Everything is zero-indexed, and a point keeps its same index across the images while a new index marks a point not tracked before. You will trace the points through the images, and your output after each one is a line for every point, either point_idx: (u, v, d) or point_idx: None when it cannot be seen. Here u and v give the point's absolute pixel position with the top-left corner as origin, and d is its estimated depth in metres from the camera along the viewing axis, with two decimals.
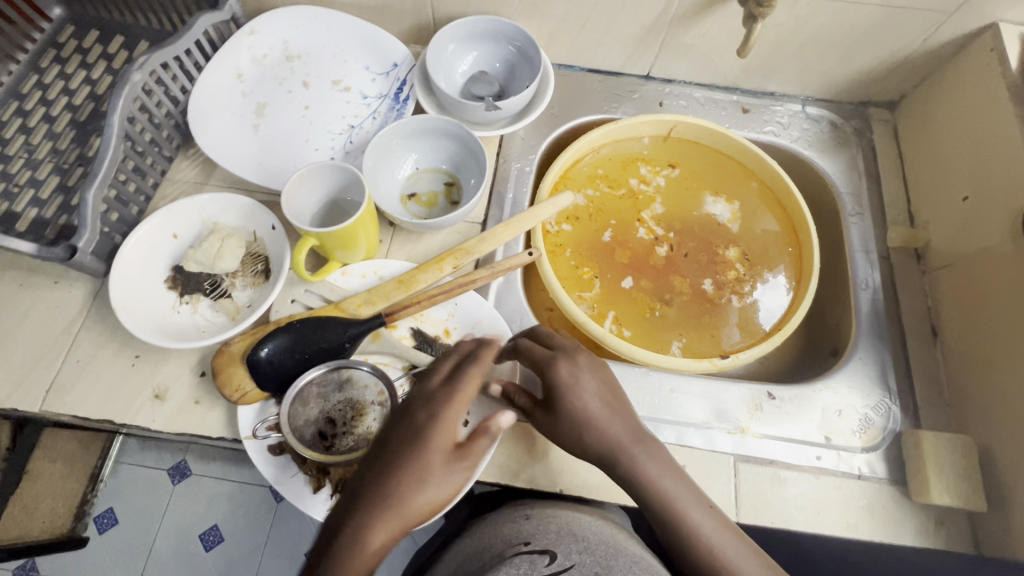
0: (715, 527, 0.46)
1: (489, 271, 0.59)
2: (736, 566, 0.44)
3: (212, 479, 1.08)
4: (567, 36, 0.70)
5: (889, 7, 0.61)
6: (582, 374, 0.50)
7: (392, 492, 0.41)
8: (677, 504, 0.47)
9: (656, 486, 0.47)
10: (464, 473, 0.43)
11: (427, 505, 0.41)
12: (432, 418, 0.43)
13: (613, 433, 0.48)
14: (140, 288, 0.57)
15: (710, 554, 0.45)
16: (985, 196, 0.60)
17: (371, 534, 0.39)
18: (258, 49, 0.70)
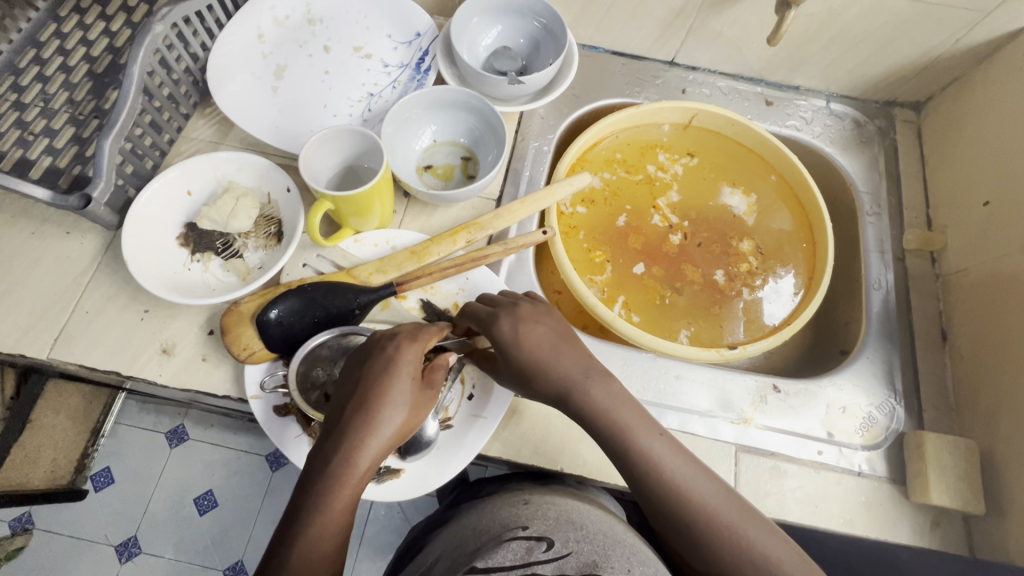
0: (672, 453, 0.46)
1: (502, 247, 0.59)
2: (692, 486, 0.44)
3: (210, 443, 1.09)
4: (593, 16, 0.69)
5: (925, 3, 0.60)
6: (523, 317, 0.51)
7: (376, 415, 0.43)
8: (629, 431, 0.46)
9: (606, 416, 0.47)
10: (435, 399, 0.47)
11: (403, 427, 0.44)
12: (398, 348, 0.46)
13: (560, 372, 0.49)
14: (152, 242, 0.57)
15: (667, 478, 0.44)
16: (1007, 201, 0.59)
17: (360, 457, 0.42)
18: (281, 11, 0.69)
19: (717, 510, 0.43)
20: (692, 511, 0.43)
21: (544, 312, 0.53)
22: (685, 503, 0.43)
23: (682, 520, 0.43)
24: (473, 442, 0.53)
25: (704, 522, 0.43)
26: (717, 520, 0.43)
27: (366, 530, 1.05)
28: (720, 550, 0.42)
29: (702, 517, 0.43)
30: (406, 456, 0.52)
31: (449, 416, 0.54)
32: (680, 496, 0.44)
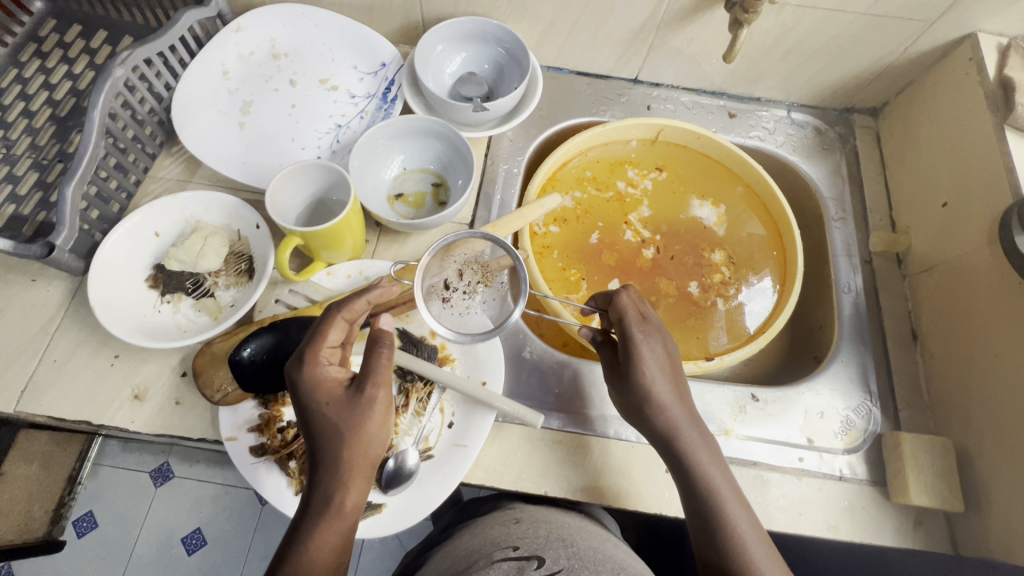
0: (735, 499, 0.48)
1: (500, 267, 0.59)
2: (740, 534, 0.46)
3: (196, 481, 1.07)
4: (556, 38, 0.71)
5: (873, 15, 0.62)
6: (650, 342, 0.50)
7: (333, 452, 0.44)
8: (703, 470, 0.48)
9: (696, 462, 0.48)
10: (380, 394, 0.45)
11: (368, 446, 0.45)
12: (312, 374, 0.45)
13: (673, 413, 0.49)
14: (119, 286, 0.56)
15: (722, 515, 0.47)
16: (964, 202, 0.61)
17: (337, 494, 0.44)
18: (245, 47, 0.69)
19: (759, 557, 0.45)
20: (737, 555, 0.45)
21: (656, 327, 0.51)
22: (730, 545, 0.46)
23: (731, 562, 0.45)
24: (454, 470, 0.53)
25: (749, 563, 0.45)
26: (752, 562, 0.45)
27: (359, 560, 1.03)
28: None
29: (745, 561, 0.45)
30: (388, 490, 0.52)
31: (430, 445, 0.54)
32: (726, 534, 0.46)
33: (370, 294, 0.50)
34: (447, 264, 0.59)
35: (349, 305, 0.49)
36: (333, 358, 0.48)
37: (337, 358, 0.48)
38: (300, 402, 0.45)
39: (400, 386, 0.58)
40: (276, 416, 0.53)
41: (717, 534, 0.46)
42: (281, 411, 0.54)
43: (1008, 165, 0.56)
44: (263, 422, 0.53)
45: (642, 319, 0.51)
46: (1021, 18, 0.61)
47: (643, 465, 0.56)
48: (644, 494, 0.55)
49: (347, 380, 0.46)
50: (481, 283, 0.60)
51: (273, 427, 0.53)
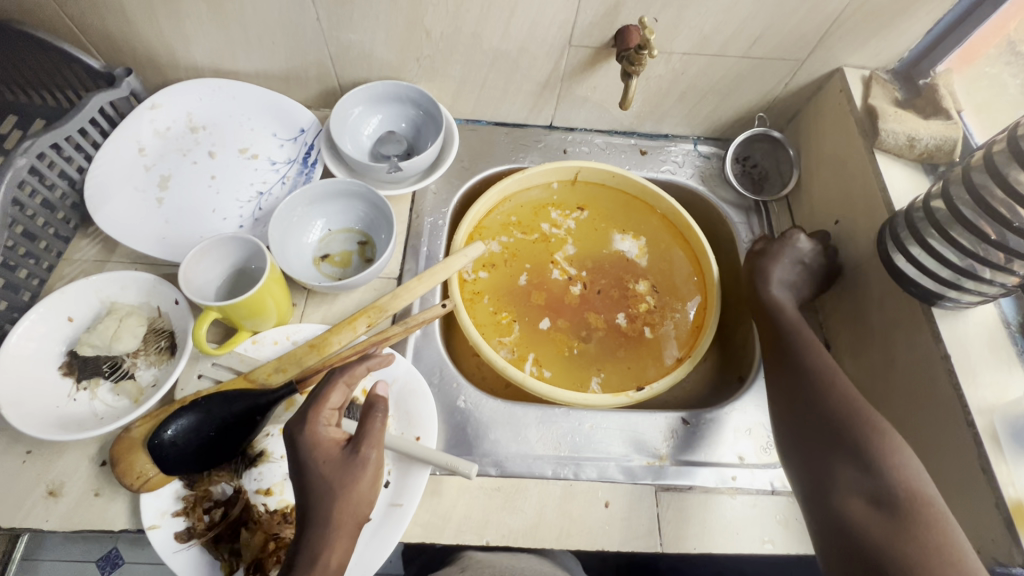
0: (840, 374, 0.53)
1: (403, 327, 0.60)
2: (842, 387, 0.51)
3: (146, 566, 1.00)
4: (469, 94, 0.75)
5: (750, 58, 0.69)
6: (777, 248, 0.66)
7: (321, 512, 0.42)
8: (814, 348, 0.56)
9: (807, 340, 0.57)
10: (375, 453, 0.45)
11: (361, 505, 0.44)
12: (311, 434, 0.45)
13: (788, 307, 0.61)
14: (29, 379, 0.54)
15: (817, 365, 0.54)
16: (852, 218, 0.66)
17: (322, 554, 0.41)
18: (161, 123, 0.70)
19: (849, 389, 0.51)
20: (836, 397, 0.50)
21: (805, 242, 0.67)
22: (833, 392, 0.51)
23: (819, 387, 0.52)
24: (390, 532, 0.52)
25: (840, 391, 0.51)
26: (860, 407, 0.49)
27: None
28: (851, 414, 0.49)
29: (843, 402, 0.50)
30: None
31: None
32: (830, 385, 0.52)
33: (370, 360, 0.51)
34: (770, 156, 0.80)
35: (350, 370, 0.49)
36: (332, 421, 0.48)
37: (336, 421, 0.48)
38: (297, 461, 0.45)
39: None
40: (202, 497, 0.52)
41: (809, 371, 0.54)
42: (208, 491, 0.52)
43: (880, 184, 0.62)
44: (189, 504, 0.51)
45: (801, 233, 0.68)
46: (876, 53, 0.69)
47: (582, 504, 0.57)
48: (584, 532, 0.55)
49: (344, 440, 0.46)
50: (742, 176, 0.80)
51: (200, 509, 0.51)
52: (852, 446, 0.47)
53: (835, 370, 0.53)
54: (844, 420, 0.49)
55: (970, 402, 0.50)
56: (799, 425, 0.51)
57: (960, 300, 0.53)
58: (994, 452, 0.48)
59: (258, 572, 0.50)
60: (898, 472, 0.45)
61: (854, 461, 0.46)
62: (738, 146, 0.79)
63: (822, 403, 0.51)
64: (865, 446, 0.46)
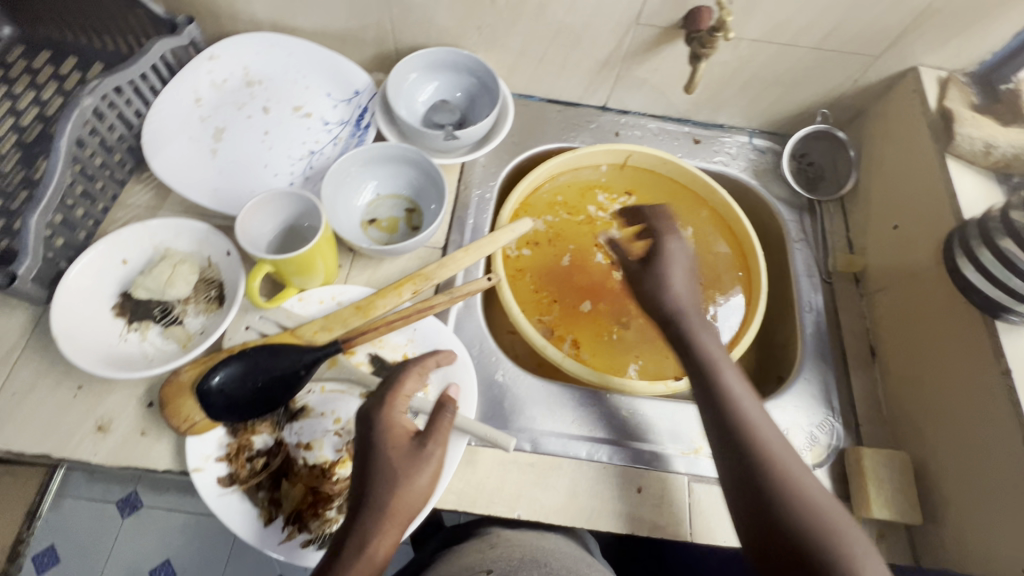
0: (800, 464, 0.45)
1: (447, 296, 0.60)
2: (802, 486, 0.43)
3: (165, 511, 1.03)
4: (525, 68, 0.73)
5: (822, 50, 0.66)
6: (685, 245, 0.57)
7: (378, 499, 0.43)
8: (752, 426, 0.47)
9: (737, 409, 0.47)
10: (438, 449, 0.46)
11: (417, 501, 0.44)
12: (386, 418, 0.46)
13: (711, 349, 0.51)
14: (83, 316, 0.55)
15: (775, 467, 0.44)
16: (914, 224, 0.64)
17: (371, 542, 0.42)
18: (218, 75, 0.70)
19: (813, 489, 0.43)
20: (801, 500, 0.42)
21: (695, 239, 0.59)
22: (796, 493, 0.43)
23: (775, 494, 0.43)
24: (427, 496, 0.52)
25: (803, 493, 0.43)
26: (830, 519, 0.42)
27: None
28: (827, 554, 0.40)
29: (807, 508, 0.42)
30: None
31: None
32: (791, 482, 0.43)
33: (440, 355, 0.54)
34: (830, 156, 0.77)
35: (422, 361, 0.52)
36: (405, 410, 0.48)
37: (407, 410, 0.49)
38: (366, 443, 0.45)
39: None
40: (245, 445, 0.53)
41: (751, 462, 0.45)
42: (249, 441, 0.54)
43: (949, 191, 0.60)
44: (232, 451, 0.52)
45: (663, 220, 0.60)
46: (957, 54, 0.66)
47: (615, 487, 0.57)
48: (615, 515, 0.55)
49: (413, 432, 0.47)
50: (797, 173, 0.77)
51: (242, 457, 0.52)
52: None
53: (787, 461, 0.45)
54: (815, 539, 0.41)
55: None
56: (754, 532, 0.43)
57: None
58: None
59: (296, 522, 0.51)
60: None
61: None
62: (796, 141, 0.77)
63: (786, 512, 0.42)
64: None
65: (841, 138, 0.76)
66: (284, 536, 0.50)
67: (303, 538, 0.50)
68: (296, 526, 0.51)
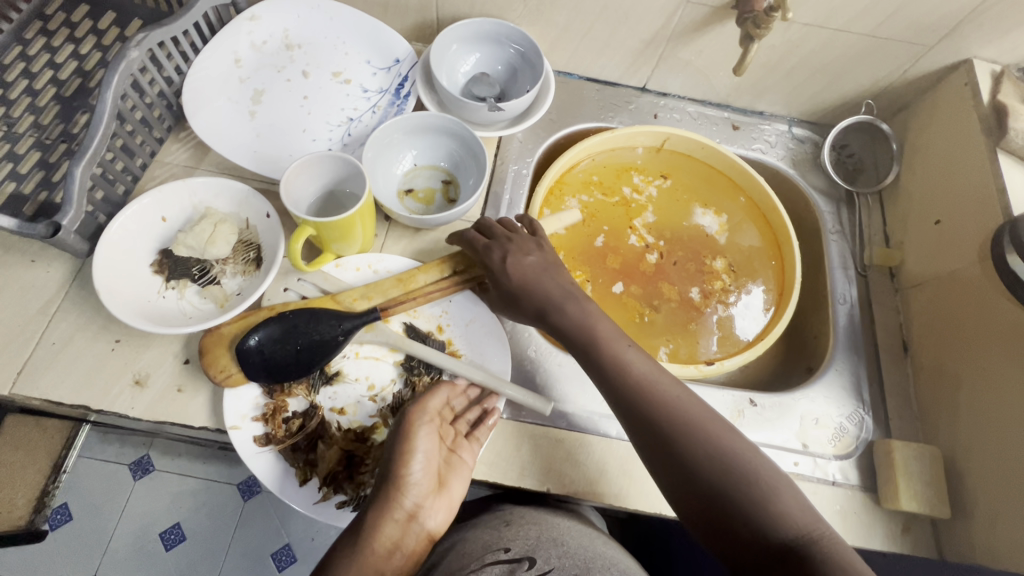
0: (696, 407, 0.47)
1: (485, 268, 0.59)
2: (704, 429, 0.45)
3: (177, 475, 1.05)
4: (568, 44, 0.72)
5: (875, 37, 0.65)
6: (514, 258, 0.55)
7: (385, 484, 0.49)
8: (651, 385, 0.48)
9: (632, 373, 0.49)
10: (423, 425, 0.51)
11: (401, 468, 0.49)
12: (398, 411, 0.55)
13: (594, 325, 0.52)
14: (123, 270, 0.55)
15: (670, 418, 0.46)
16: (957, 219, 0.63)
17: (371, 513, 0.48)
18: (258, 36, 0.69)
19: (714, 429, 0.45)
20: (702, 442, 0.45)
21: (536, 246, 0.57)
22: (697, 438, 0.45)
23: (680, 442, 0.45)
24: None
25: (705, 433, 0.45)
26: (731, 452, 0.44)
27: None
28: (736, 489, 0.42)
29: (710, 449, 0.44)
30: None
31: None
32: (690, 427, 0.45)
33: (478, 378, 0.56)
34: (871, 149, 0.77)
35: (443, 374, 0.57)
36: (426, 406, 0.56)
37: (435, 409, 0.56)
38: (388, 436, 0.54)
39: (407, 380, 0.57)
40: (281, 407, 0.53)
41: (655, 421, 0.46)
42: (285, 402, 0.54)
43: (998, 186, 0.59)
44: (268, 411, 0.53)
45: (526, 234, 0.58)
46: (1013, 48, 0.64)
47: (644, 468, 0.57)
48: (643, 494, 0.55)
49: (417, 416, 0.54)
50: (836, 163, 0.76)
51: (278, 417, 0.53)
52: (750, 541, 0.40)
53: (683, 411, 0.46)
54: (720, 477, 0.43)
55: None
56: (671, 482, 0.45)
57: None
58: None
59: (332, 484, 0.51)
60: (789, 526, 0.40)
61: (746, 527, 0.41)
62: (838, 132, 0.76)
63: (692, 458, 0.44)
64: (753, 510, 0.41)
65: (887, 131, 0.75)
66: (319, 496, 0.51)
67: (338, 500, 0.51)
68: (332, 488, 0.51)
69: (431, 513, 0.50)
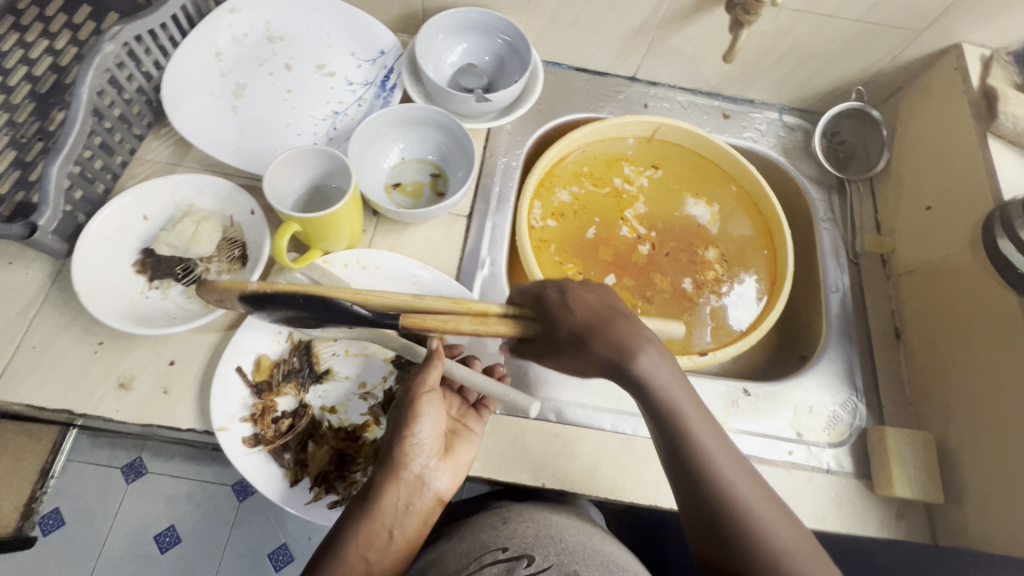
0: (747, 481, 0.44)
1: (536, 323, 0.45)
2: (750, 509, 0.43)
3: (170, 477, 1.03)
4: (556, 33, 0.71)
5: (865, 22, 0.64)
6: (572, 299, 0.46)
7: (392, 450, 0.47)
8: (709, 457, 0.44)
9: (692, 439, 0.44)
10: (427, 398, 0.47)
11: (410, 444, 0.47)
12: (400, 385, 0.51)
13: (665, 386, 0.44)
14: (104, 271, 0.54)
15: (718, 492, 0.43)
16: (949, 205, 0.63)
17: (379, 494, 0.46)
18: (239, 29, 0.67)
19: (761, 511, 0.43)
20: (745, 522, 0.42)
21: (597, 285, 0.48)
22: (742, 518, 0.42)
23: (724, 520, 0.42)
24: None
25: (750, 515, 0.42)
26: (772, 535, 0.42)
27: None
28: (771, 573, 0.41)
29: (753, 532, 0.42)
30: None
31: None
32: (738, 506, 0.42)
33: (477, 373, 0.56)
34: (860, 134, 0.76)
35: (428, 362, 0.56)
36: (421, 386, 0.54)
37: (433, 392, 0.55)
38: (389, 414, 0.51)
39: (398, 377, 0.56)
40: (270, 407, 0.52)
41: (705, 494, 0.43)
42: (274, 402, 0.53)
43: (989, 171, 0.59)
44: (257, 412, 0.52)
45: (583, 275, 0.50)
46: (1002, 32, 0.64)
47: (639, 460, 0.56)
48: (637, 487, 0.55)
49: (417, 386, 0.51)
50: (826, 150, 0.76)
51: (267, 417, 0.52)
52: None
53: (733, 488, 0.43)
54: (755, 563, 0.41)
55: None
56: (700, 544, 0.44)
57: None
58: None
59: (323, 484, 0.51)
60: None
61: None
62: (828, 119, 0.75)
63: (730, 536, 0.42)
64: None
65: (878, 116, 0.74)
66: (311, 497, 0.50)
67: (330, 500, 0.50)
68: (323, 488, 0.51)
69: (438, 475, 0.48)
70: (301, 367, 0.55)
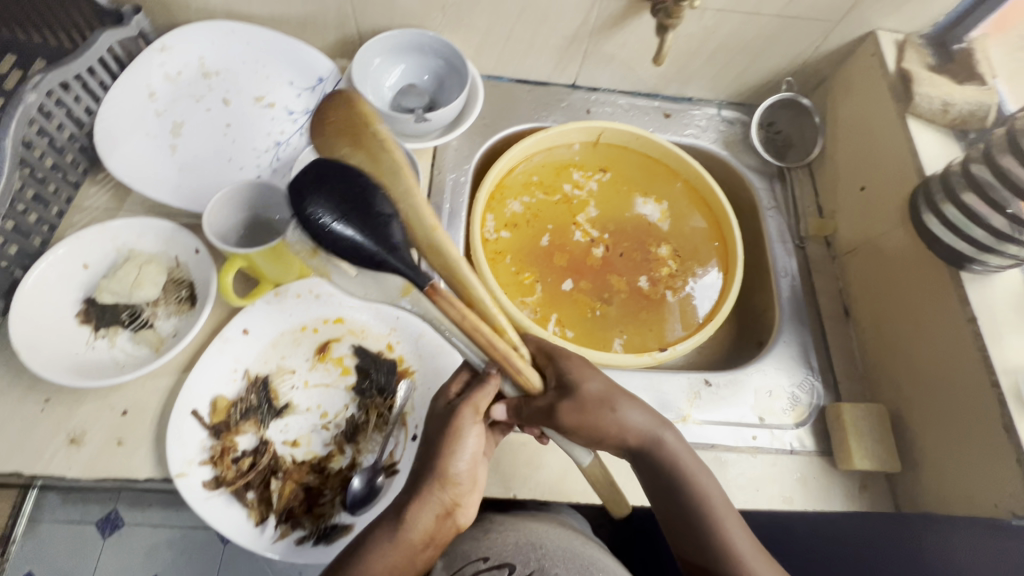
0: (750, 547, 0.46)
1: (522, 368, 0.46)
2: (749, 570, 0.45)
3: (148, 527, 1.00)
4: (493, 48, 0.72)
5: (784, 17, 0.67)
6: (596, 370, 0.50)
7: (430, 469, 0.45)
8: (720, 523, 0.47)
9: (703, 505, 0.47)
10: (472, 424, 0.46)
11: (450, 468, 0.45)
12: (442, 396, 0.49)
13: (683, 459, 0.48)
14: (46, 325, 0.52)
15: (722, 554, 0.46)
16: (881, 184, 0.66)
17: (410, 516, 0.44)
18: (171, 67, 0.66)
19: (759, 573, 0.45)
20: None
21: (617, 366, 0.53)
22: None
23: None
24: None
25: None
26: None
27: None
28: None
29: None
30: (356, 511, 0.51)
31: (395, 460, 0.53)
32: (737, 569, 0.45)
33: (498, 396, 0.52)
34: (796, 123, 0.79)
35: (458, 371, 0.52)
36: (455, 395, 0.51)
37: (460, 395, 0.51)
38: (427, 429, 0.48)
39: (360, 403, 0.56)
40: (230, 447, 0.51)
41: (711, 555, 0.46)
42: (234, 441, 0.52)
43: (912, 151, 0.62)
44: (216, 453, 0.51)
45: None
46: (912, 17, 0.67)
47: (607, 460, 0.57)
48: None
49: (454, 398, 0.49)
50: (765, 140, 0.79)
51: (227, 458, 0.51)
52: None
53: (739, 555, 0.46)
54: None
55: (995, 363, 0.51)
56: None
57: (989, 264, 0.54)
58: (1016, 411, 0.49)
59: (289, 520, 0.50)
60: None
61: None
62: (763, 111, 0.78)
63: None
64: None
65: (806, 105, 0.78)
66: (276, 535, 0.49)
67: (297, 536, 0.50)
68: (289, 524, 0.50)
69: (466, 508, 0.47)
70: (259, 404, 0.54)
